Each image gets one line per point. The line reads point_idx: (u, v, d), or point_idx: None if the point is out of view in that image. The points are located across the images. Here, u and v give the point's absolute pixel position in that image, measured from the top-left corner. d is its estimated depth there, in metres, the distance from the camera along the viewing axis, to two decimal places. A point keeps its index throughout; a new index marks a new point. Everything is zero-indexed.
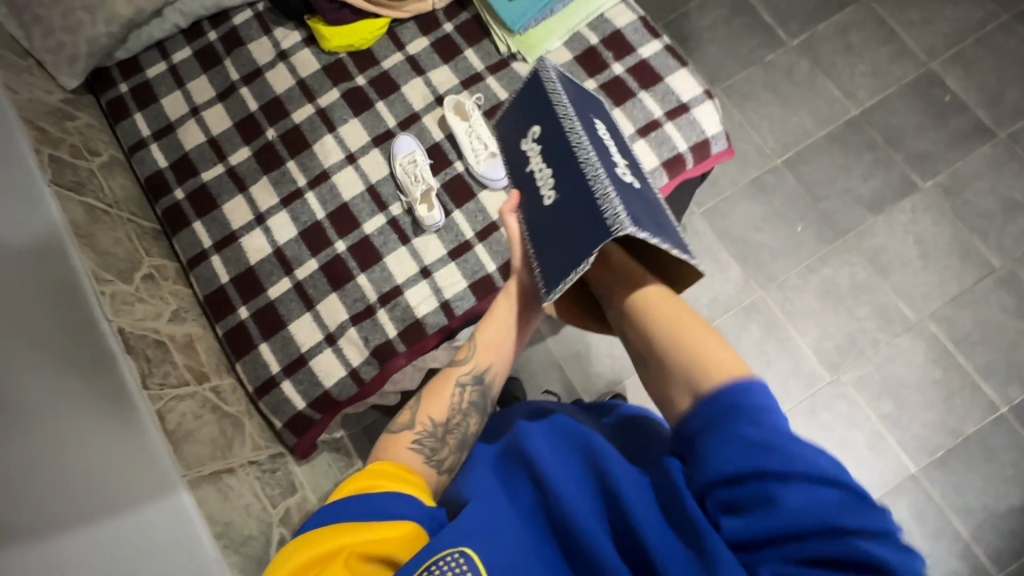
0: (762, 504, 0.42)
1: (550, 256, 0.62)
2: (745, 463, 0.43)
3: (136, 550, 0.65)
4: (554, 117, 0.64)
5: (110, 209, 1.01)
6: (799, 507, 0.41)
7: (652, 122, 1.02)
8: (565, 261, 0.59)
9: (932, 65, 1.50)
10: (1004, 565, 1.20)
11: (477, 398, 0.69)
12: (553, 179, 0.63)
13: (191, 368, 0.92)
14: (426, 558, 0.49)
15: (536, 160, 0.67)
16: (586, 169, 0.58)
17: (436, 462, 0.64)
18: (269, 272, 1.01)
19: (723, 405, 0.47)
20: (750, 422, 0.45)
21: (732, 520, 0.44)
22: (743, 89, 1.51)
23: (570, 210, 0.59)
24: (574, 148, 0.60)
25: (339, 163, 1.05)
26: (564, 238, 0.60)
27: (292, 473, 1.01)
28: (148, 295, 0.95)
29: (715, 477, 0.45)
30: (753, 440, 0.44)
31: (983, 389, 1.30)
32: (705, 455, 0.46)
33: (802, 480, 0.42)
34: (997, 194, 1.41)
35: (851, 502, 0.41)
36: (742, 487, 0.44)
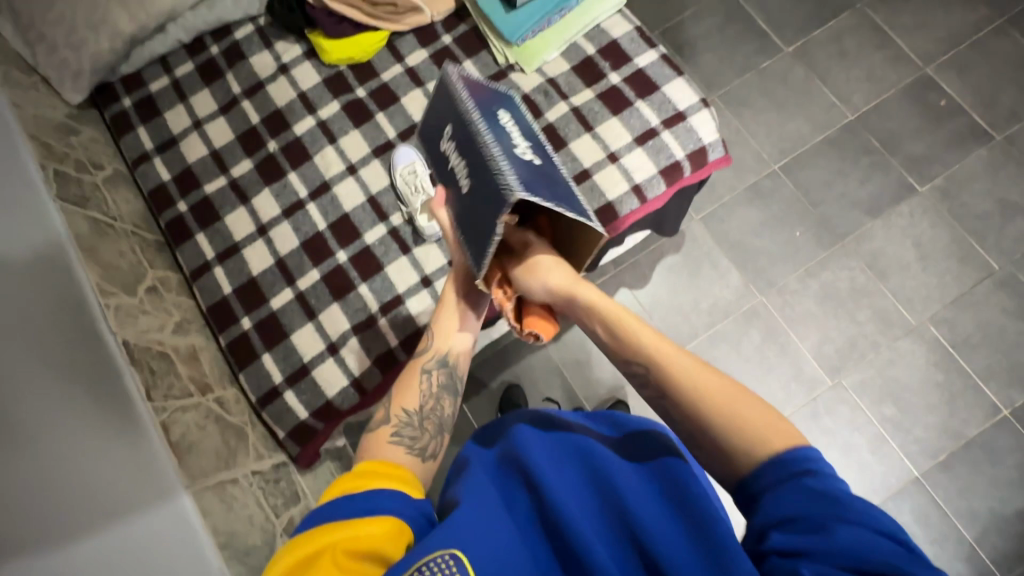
0: (810, 532, 0.41)
1: (473, 237, 0.69)
2: (807, 505, 0.42)
3: (138, 559, 0.65)
4: (458, 112, 0.70)
5: (114, 223, 1.02)
6: (854, 541, 0.39)
7: (649, 130, 1.03)
8: (484, 241, 0.66)
9: (927, 70, 1.51)
10: (1010, 569, 1.20)
11: (444, 380, 0.73)
12: (464, 166, 0.69)
13: (194, 380, 0.93)
14: (415, 559, 0.48)
15: (449, 151, 0.73)
16: (482, 152, 0.64)
17: (419, 450, 0.64)
18: (272, 283, 1.02)
19: (781, 463, 0.46)
20: (810, 473, 0.45)
21: (780, 537, 0.42)
22: (739, 96, 1.52)
23: (477, 194, 0.65)
24: (470, 134, 0.66)
25: (339, 174, 1.06)
26: (477, 224, 0.66)
27: (295, 483, 1.01)
28: (152, 307, 0.96)
29: (768, 517, 0.44)
30: (811, 487, 0.43)
31: (984, 392, 1.30)
32: (763, 504, 0.45)
33: (862, 526, 0.40)
34: (994, 197, 1.42)
35: (908, 557, 0.39)
36: (796, 526, 0.42)
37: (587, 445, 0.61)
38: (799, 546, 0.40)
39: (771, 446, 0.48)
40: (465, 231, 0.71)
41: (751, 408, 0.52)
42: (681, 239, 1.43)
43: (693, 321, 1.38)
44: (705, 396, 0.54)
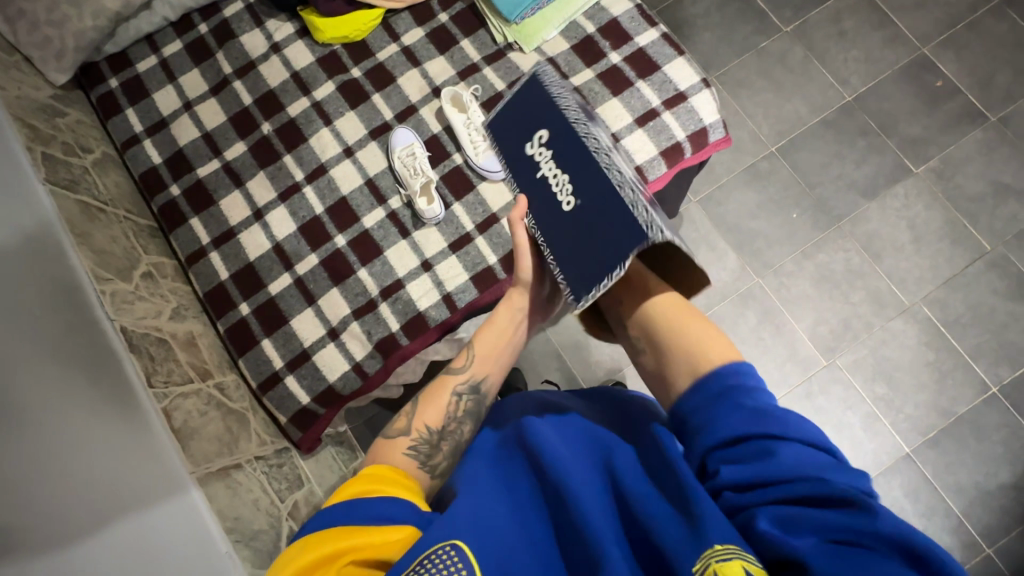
0: (753, 458, 0.45)
1: (576, 265, 0.63)
2: (752, 427, 0.46)
3: (151, 551, 0.66)
4: (565, 122, 0.68)
5: (105, 207, 0.99)
6: (794, 461, 0.44)
7: (650, 111, 1.02)
8: (593, 265, 0.62)
9: (924, 50, 1.51)
10: (995, 541, 1.24)
11: (471, 406, 0.71)
12: (572, 186, 0.65)
13: (194, 366, 0.92)
14: (418, 554, 0.48)
15: (544, 164, 0.69)
16: (603, 173, 0.63)
17: (430, 466, 0.65)
18: (269, 268, 1.00)
19: (718, 377, 0.51)
20: (745, 391, 0.49)
21: (731, 471, 0.46)
22: (737, 76, 1.51)
23: (595, 213, 0.62)
24: (590, 157, 0.64)
25: (336, 157, 1.04)
26: (582, 240, 0.63)
27: (298, 467, 1.01)
28: (148, 294, 0.94)
29: (714, 440, 0.48)
30: (748, 406, 0.48)
31: (974, 370, 1.33)
32: (710, 417, 0.49)
33: (792, 440, 0.45)
34: (987, 177, 1.43)
35: (839, 465, 0.44)
36: (740, 448, 0.46)
37: (592, 428, 0.62)
38: (750, 476, 0.44)
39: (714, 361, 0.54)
40: (558, 250, 0.66)
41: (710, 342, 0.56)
42: (678, 221, 1.43)
43: (690, 303, 1.39)
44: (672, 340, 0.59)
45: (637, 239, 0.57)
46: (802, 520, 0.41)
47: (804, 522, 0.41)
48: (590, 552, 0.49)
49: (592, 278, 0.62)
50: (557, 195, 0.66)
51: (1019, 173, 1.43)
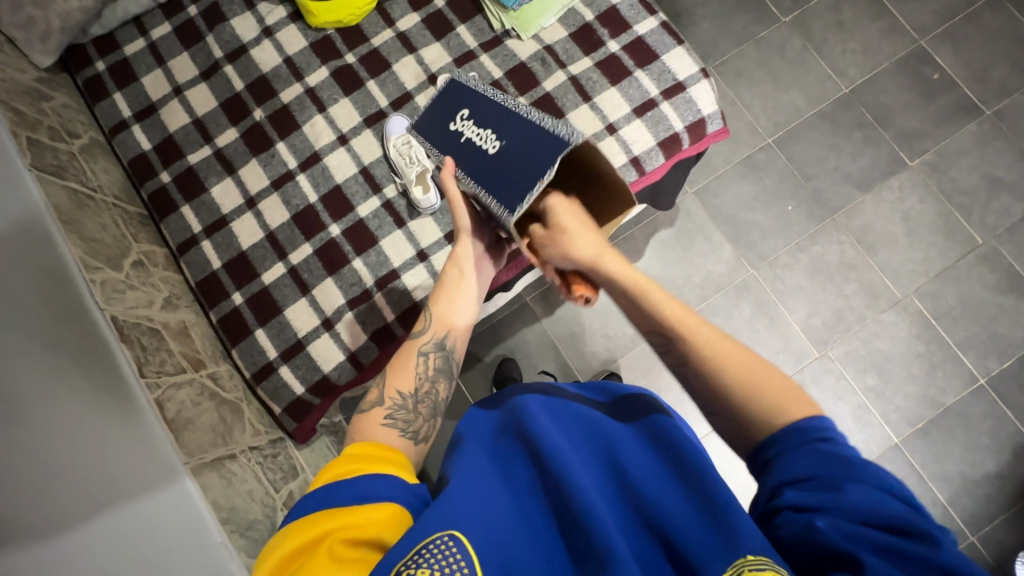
0: (823, 491, 0.43)
1: (507, 186, 0.77)
2: (819, 466, 0.45)
3: (143, 542, 0.65)
4: (479, 96, 0.86)
5: (94, 193, 0.97)
6: (866, 501, 0.42)
7: (648, 101, 1.01)
8: (526, 178, 0.75)
9: (922, 43, 1.51)
10: (980, 529, 1.26)
11: (440, 363, 0.72)
12: (495, 136, 0.81)
13: (186, 356, 0.91)
14: (415, 542, 0.48)
15: (468, 129, 0.85)
16: (514, 114, 0.81)
17: (411, 433, 0.65)
18: (262, 257, 0.99)
19: (797, 435, 0.47)
20: (823, 438, 0.47)
21: (793, 494, 0.44)
22: (735, 67, 1.50)
23: (518, 142, 0.79)
24: (510, 113, 0.81)
25: (330, 145, 1.03)
26: (512, 165, 0.78)
27: (292, 457, 1.01)
28: (139, 282, 0.93)
29: (784, 475, 0.46)
30: (822, 448, 0.46)
31: (963, 362, 1.35)
32: (777, 464, 0.47)
33: (871, 486, 0.43)
34: (981, 171, 1.44)
35: (914, 510, 0.42)
36: (809, 484, 0.44)
37: (590, 416, 0.63)
38: (813, 501, 0.43)
39: (788, 417, 0.49)
40: (493, 184, 0.79)
41: (766, 375, 0.53)
42: (675, 213, 1.43)
43: (686, 295, 1.39)
44: (728, 371, 0.54)
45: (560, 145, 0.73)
46: (863, 540, 0.40)
47: (866, 542, 0.40)
48: (596, 544, 0.49)
49: (523, 190, 0.75)
50: (482, 143, 0.82)
51: (1013, 167, 1.44)
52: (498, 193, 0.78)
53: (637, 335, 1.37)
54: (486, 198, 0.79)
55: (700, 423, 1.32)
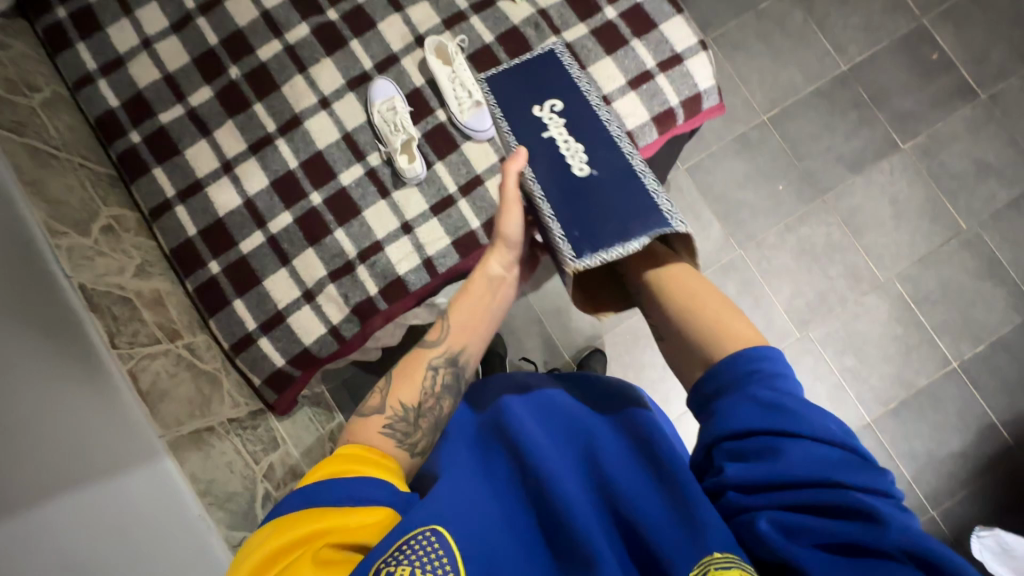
0: (761, 458, 0.45)
1: (580, 222, 0.65)
2: (758, 420, 0.46)
3: (126, 521, 0.66)
4: (581, 101, 0.71)
5: (57, 152, 0.90)
6: (802, 460, 0.44)
7: (643, 73, 0.98)
8: (610, 230, 0.64)
9: (924, 21, 1.47)
10: (940, 504, 1.31)
11: (450, 380, 0.69)
12: (587, 156, 0.68)
13: (162, 326, 0.88)
14: (401, 536, 0.51)
15: (554, 126, 0.70)
16: (621, 150, 0.68)
17: (409, 445, 0.63)
18: (239, 225, 0.95)
19: (739, 364, 0.50)
20: (759, 382, 0.48)
21: (735, 470, 0.47)
22: (733, 38, 1.46)
23: (611, 183, 0.66)
24: (614, 142, 0.69)
25: (311, 108, 0.98)
26: (598, 203, 0.65)
27: (273, 428, 1.00)
28: (110, 248, 0.88)
29: (723, 430, 0.47)
30: (756, 395, 0.47)
31: (938, 346, 1.38)
32: (719, 413, 0.48)
33: (807, 439, 0.45)
34: (972, 156, 1.44)
35: (852, 462, 0.44)
36: (746, 442, 0.46)
37: (569, 410, 0.67)
38: (749, 475, 0.45)
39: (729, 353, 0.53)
40: (565, 213, 0.66)
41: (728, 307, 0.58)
42: (665, 189, 1.42)
43: None
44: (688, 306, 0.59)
45: (664, 222, 0.62)
46: (805, 530, 0.42)
47: (807, 533, 0.42)
48: (575, 538, 0.53)
49: (602, 241, 0.64)
50: (569, 159, 0.68)
51: (1002, 153, 1.44)
52: (569, 226, 0.65)
53: (622, 312, 1.37)
54: (550, 217, 0.66)
55: (681, 399, 1.34)
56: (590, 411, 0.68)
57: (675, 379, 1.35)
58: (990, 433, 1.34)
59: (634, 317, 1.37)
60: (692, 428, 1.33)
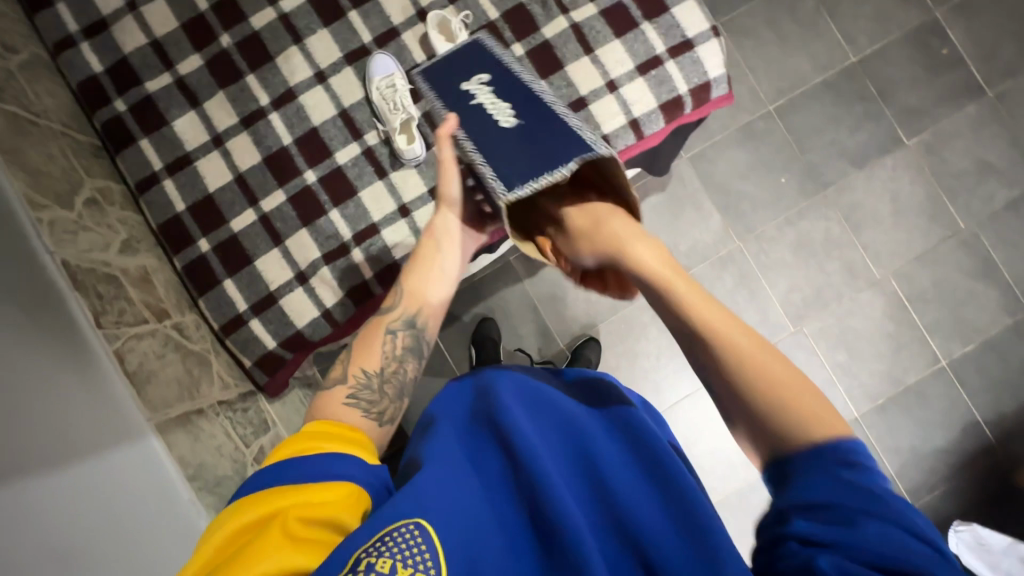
0: (839, 523, 0.40)
1: (511, 161, 0.77)
2: (842, 495, 0.41)
3: (117, 508, 0.65)
4: (503, 70, 0.85)
5: (38, 119, 0.86)
6: (882, 539, 0.38)
7: (652, 59, 0.95)
8: (537, 166, 0.76)
9: (936, 13, 1.45)
10: (920, 498, 1.34)
11: (410, 343, 0.71)
12: (513, 111, 0.81)
13: (149, 306, 0.86)
14: (381, 528, 0.50)
15: (482, 95, 0.83)
16: (541, 101, 0.82)
17: (376, 415, 0.64)
18: (231, 202, 0.92)
19: (839, 449, 0.44)
20: (854, 465, 0.43)
21: (804, 524, 0.40)
22: (743, 24, 1.42)
23: (534, 127, 0.79)
24: (531, 94, 0.83)
25: (306, 82, 0.94)
26: (528, 145, 0.78)
27: (264, 411, 0.98)
28: (94, 223, 0.85)
29: (797, 498, 0.42)
30: (846, 473, 0.42)
31: (929, 344, 1.39)
32: (797, 480, 0.44)
33: (892, 523, 0.39)
34: (974, 154, 1.43)
35: (942, 561, 0.38)
36: (825, 509, 0.41)
37: (568, 413, 0.67)
38: (822, 534, 0.39)
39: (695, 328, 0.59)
40: (500, 158, 0.78)
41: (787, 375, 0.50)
42: (667, 178, 1.39)
43: None
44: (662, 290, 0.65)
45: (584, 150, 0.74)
46: None
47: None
48: (569, 549, 0.53)
49: (533, 174, 0.75)
50: (496, 115, 0.81)
51: (1004, 153, 1.43)
52: (500, 167, 0.77)
53: (618, 301, 1.36)
54: (483, 165, 0.78)
55: (673, 390, 1.35)
56: (589, 413, 0.69)
57: (668, 370, 1.35)
58: (973, 430, 1.37)
59: (630, 307, 1.36)
60: (683, 419, 1.34)
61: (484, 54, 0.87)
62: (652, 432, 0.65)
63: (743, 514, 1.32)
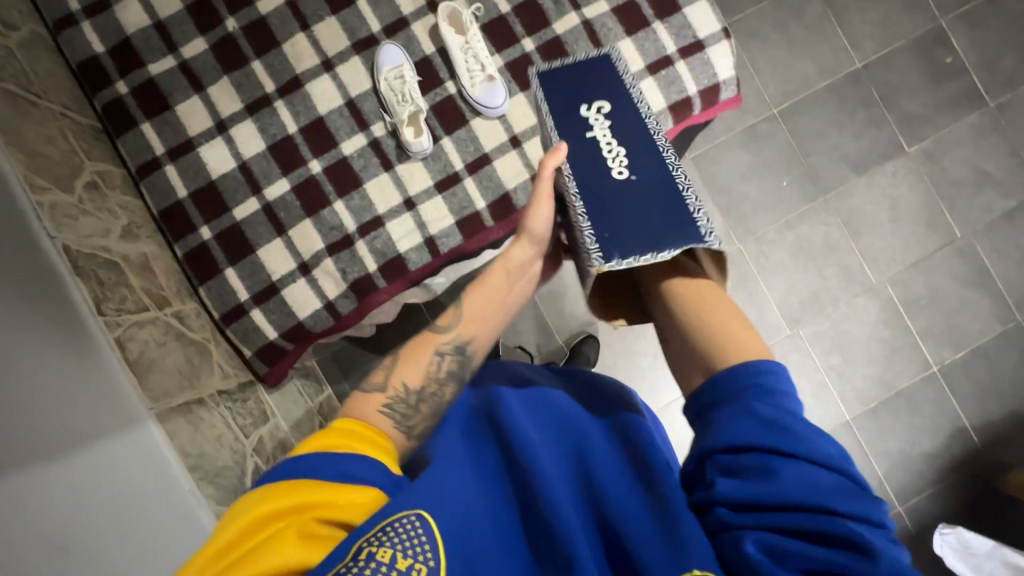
0: (756, 477, 0.44)
1: (608, 222, 0.62)
2: (752, 434, 0.45)
3: (117, 494, 0.65)
4: (631, 107, 0.68)
5: (37, 99, 0.84)
6: (796, 483, 0.43)
7: (663, 58, 0.94)
8: (644, 239, 0.60)
9: (941, 22, 1.45)
10: (906, 500, 1.37)
11: (455, 368, 0.69)
12: (629, 160, 0.65)
13: (150, 293, 0.85)
14: (384, 517, 0.52)
15: (598, 127, 0.67)
16: (663, 158, 0.65)
17: (406, 427, 0.65)
18: (234, 190, 0.91)
19: (738, 375, 0.49)
20: (761, 398, 0.47)
21: (725, 485, 0.46)
22: (750, 26, 1.42)
23: (649, 191, 0.63)
24: (654, 146, 0.66)
25: (313, 70, 0.93)
26: (634, 209, 0.62)
27: (263, 402, 0.97)
28: (94, 208, 0.83)
29: (717, 443, 0.46)
30: (751, 388, 0.48)
31: (921, 350, 1.41)
32: (715, 425, 0.47)
33: (801, 460, 0.44)
34: (973, 164, 1.44)
35: (850, 490, 0.43)
36: (741, 457, 0.45)
37: (562, 410, 0.66)
38: (743, 493, 0.44)
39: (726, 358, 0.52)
40: (600, 220, 0.62)
41: (749, 340, 0.52)
42: None
43: None
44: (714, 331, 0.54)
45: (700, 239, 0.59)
46: (790, 552, 0.42)
47: (792, 557, 0.42)
48: (560, 545, 0.54)
49: (636, 249, 0.60)
50: (609, 160, 0.65)
51: (1002, 163, 1.45)
52: (601, 227, 0.62)
53: None
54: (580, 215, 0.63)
55: (669, 388, 1.36)
56: (584, 411, 0.68)
57: (664, 369, 1.36)
58: (960, 435, 1.39)
59: None
60: (678, 417, 1.35)
61: (616, 82, 0.70)
62: (645, 427, 0.64)
63: None
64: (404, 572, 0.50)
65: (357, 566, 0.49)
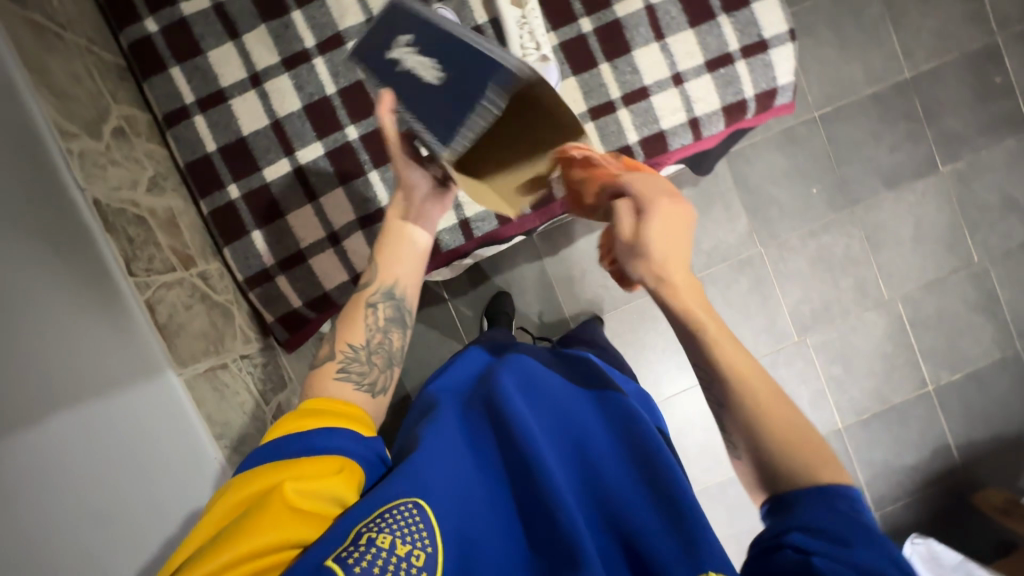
0: (835, 543, 0.43)
1: (440, 127, 0.67)
2: (833, 522, 0.44)
3: (146, 463, 0.67)
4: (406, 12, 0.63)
5: (62, 31, 0.78)
6: (872, 562, 0.42)
7: (724, 56, 0.90)
8: (467, 114, 0.65)
9: (998, 38, 1.40)
10: (882, 507, 1.44)
11: (391, 313, 0.70)
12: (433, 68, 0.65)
13: (176, 251, 0.83)
14: (383, 504, 0.54)
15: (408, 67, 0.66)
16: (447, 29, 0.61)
17: (368, 385, 0.64)
18: (265, 148, 0.87)
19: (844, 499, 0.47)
20: (843, 496, 0.47)
21: (800, 536, 0.44)
22: (805, 21, 1.37)
23: (456, 81, 0.64)
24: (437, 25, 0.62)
25: (356, 28, 0.87)
26: (453, 103, 0.65)
27: (280, 367, 0.99)
28: (121, 157, 0.80)
29: (801, 522, 0.45)
30: (838, 502, 0.46)
31: (920, 369, 1.45)
32: (797, 513, 0.46)
33: (880, 548, 0.43)
34: (1002, 189, 1.43)
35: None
36: (822, 535, 0.44)
37: (564, 403, 0.68)
38: (817, 547, 0.43)
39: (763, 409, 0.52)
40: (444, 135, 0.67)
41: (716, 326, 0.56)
42: None
43: (691, 260, 1.39)
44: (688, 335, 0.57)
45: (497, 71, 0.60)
46: None
47: None
48: (561, 531, 0.56)
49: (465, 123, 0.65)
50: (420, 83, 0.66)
51: None
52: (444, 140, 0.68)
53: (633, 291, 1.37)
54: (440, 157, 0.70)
55: (673, 382, 1.38)
56: (586, 401, 0.69)
57: (671, 363, 1.38)
58: (943, 452, 1.45)
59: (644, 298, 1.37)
60: (678, 411, 1.39)
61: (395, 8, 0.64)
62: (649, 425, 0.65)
63: (721, 505, 1.39)
64: (403, 558, 0.51)
65: (357, 550, 0.50)
